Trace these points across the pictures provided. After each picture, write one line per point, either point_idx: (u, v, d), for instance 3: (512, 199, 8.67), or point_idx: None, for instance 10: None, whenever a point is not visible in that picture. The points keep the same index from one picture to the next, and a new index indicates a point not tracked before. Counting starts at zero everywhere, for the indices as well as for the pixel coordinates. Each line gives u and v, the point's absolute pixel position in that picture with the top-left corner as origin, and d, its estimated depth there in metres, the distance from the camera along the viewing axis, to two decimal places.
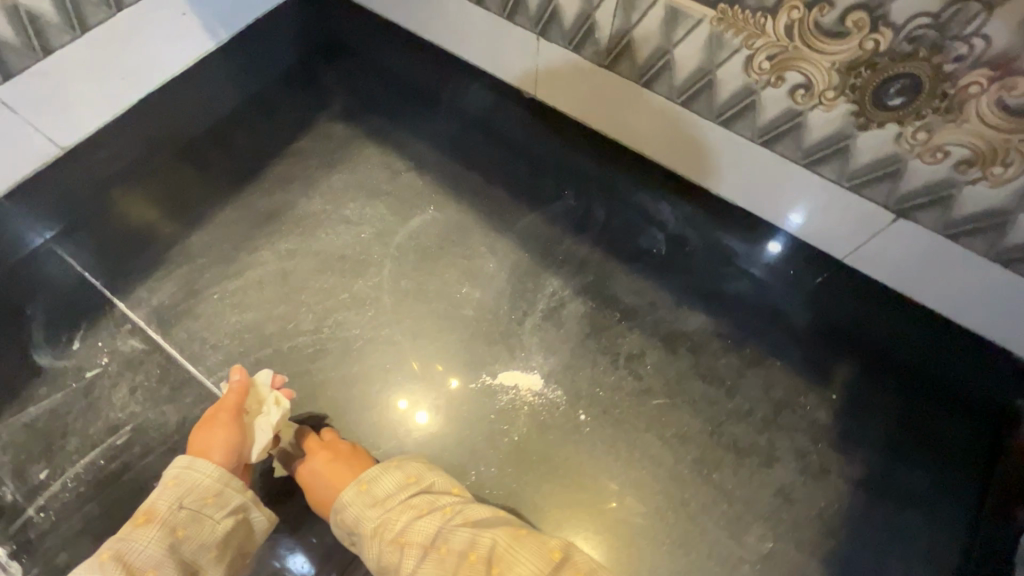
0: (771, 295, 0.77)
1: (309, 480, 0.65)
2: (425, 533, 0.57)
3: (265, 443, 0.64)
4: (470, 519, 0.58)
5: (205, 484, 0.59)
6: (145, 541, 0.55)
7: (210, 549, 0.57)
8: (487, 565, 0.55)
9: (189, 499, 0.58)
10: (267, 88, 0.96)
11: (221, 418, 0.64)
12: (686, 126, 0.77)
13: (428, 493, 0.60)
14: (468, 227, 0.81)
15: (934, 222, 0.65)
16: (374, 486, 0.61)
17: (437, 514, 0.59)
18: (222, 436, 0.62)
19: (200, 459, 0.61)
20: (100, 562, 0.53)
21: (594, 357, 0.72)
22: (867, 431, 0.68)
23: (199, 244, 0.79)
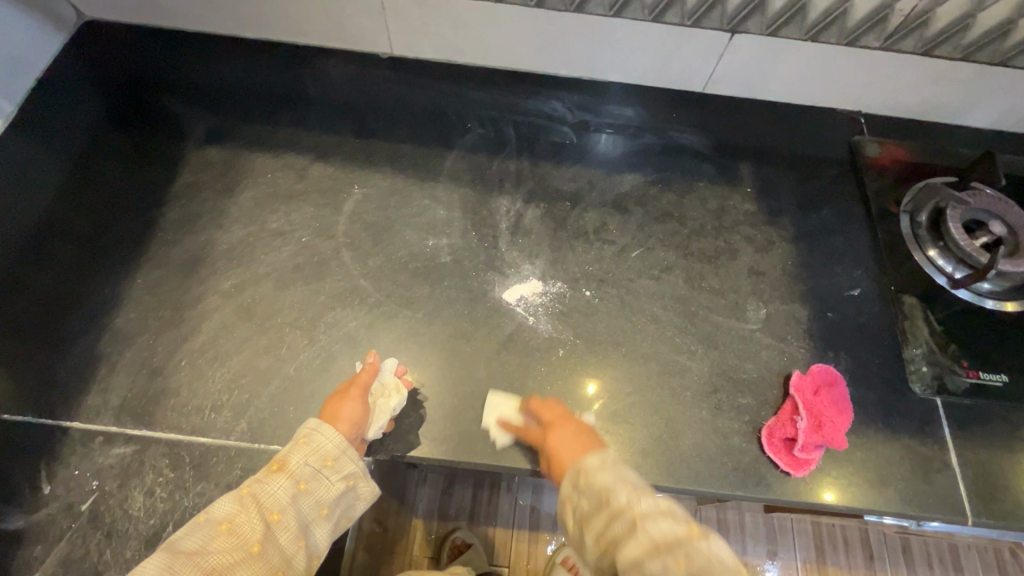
0: (671, 137, 0.90)
1: (557, 446, 0.61)
2: (624, 538, 0.49)
3: (383, 425, 0.64)
4: (669, 558, 0.46)
5: (327, 449, 0.59)
6: (276, 486, 0.57)
7: (323, 506, 0.58)
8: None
9: (313, 459, 0.59)
10: (103, 147, 0.84)
11: (352, 394, 0.64)
12: (547, 24, 0.85)
13: (648, 507, 0.50)
14: (401, 189, 0.82)
15: (759, 27, 0.81)
16: (591, 472, 0.56)
17: (644, 537, 0.48)
18: (353, 410, 0.63)
19: (328, 425, 0.61)
20: (240, 495, 0.56)
21: (571, 243, 0.79)
22: (781, 202, 0.86)
23: (128, 323, 0.70)
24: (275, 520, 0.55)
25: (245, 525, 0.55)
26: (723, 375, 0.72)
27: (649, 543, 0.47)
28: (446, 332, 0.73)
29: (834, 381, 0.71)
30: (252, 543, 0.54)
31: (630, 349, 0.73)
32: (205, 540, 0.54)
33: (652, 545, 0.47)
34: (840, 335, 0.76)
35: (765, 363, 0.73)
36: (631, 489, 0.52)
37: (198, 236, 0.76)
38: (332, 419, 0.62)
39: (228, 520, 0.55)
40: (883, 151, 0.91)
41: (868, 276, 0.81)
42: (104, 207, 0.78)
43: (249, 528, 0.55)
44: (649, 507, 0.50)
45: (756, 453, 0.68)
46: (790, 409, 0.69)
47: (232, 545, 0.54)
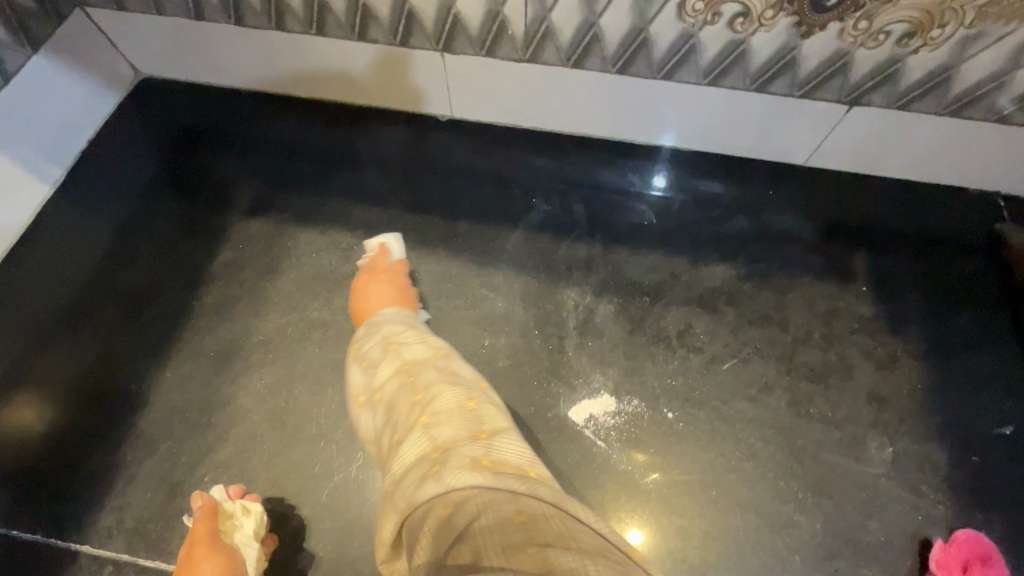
0: (768, 219, 0.78)
1: (367, 293, 0.68)
2: (379, 376, 0.57)
3: (256, 555, 0.55)
4: (416, 400, 0.52)
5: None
6: None
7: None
8: (386, 416, 0.53)
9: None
10: (147, 213, 0.79)
11: (201, 551, 0.53)
12: (629, 91, 0.75)
13: (408, 352, 0.58)
14: (456, 274, 0.73)
15: (886, 99, 0.69)
16: (386, 324, 0.62)
17: (396, 364, 0.56)
18: (212, 569, 0.52)
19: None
20: None
21: (649, 349, 0.68)
22: (905, 304, 0.71)
23: (153, 426, 0.63)
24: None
25: None
26: (840, 535, 0.58)
27: (396, 372, 0.55)
28: None
29: (990, 560, 0.56)
30: None
31: (721, 490, 0.61)
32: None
33: (400, 372, 0.55)
34: (990, 488, 0.61)
35: (892, 522, 0.59)
36: (404, 342, 0.59)
37: (234, 323, 0.69)
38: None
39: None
40: None
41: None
42: (139, 283, 0.73)
43: None
44: (425, 358, 0.57)
45: None
46: None
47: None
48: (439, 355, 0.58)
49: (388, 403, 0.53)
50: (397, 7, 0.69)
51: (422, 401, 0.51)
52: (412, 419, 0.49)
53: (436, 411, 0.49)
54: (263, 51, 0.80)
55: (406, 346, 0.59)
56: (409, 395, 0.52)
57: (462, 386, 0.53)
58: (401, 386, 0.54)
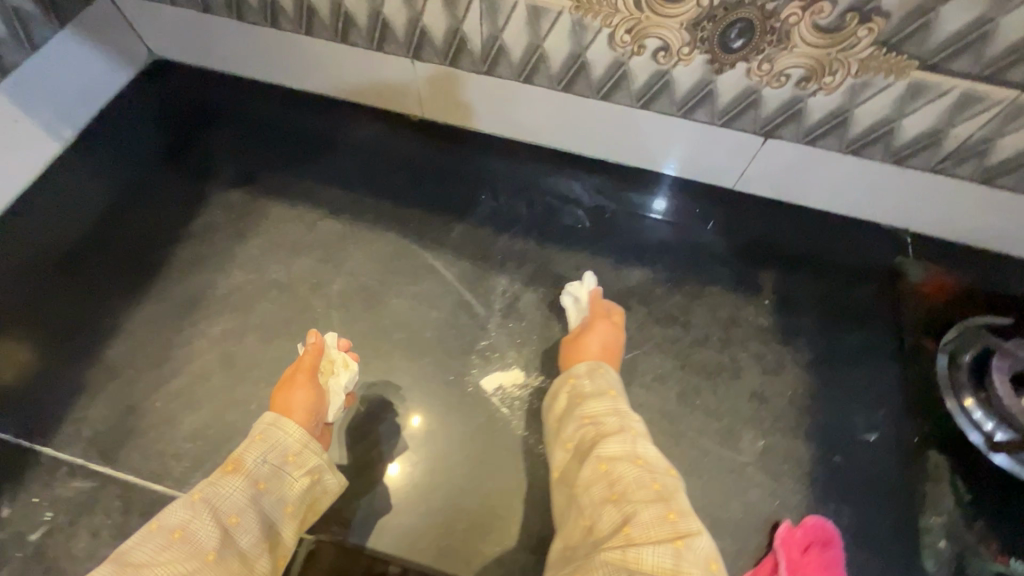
0: (690, 234, 0.86)
1: (594, 334, 0.71)
2: (613, 450, 0.58)
3: (340, 403, 0.68)
4: (653, 489, 0.55)
5: (287, 443, 0.61)
6: (232, 489, 0.57)
7: (286, 505, 0.59)
8: (611, 497, 0.55)
9: (272, 455, 0.60)
10: (142, 177, 0.89)
11: (300, 383, 0.66)
12: (575, 108, 0.84)
13: (645, 449, 0.59)
14: (403, 255, 0.82)
15: (794, 134, 0.77)
16: (592, 402, 0.64)
17: (627, 445, 0.59)
18: (302, 399, 0.65)
19: (285, 418, 0.63)
20: (192, 502, 0.55)
21: (562, 335, 0.76)
22: (800, 319, 0.79)
23: (119, 356, 0.72)
24: (234, 522, 0.55)
25: (199, 532, 0.53)
26: (701, 510, 0.66)
27: (634, 459, 0.57)
28: (417, 413, 0.71)
29: (828, 541, 0.64)
30: (208, 551, 0.52)
31: None
32: (157, 551, 0.51)
33: (636, 463, 0.57)
34: (845, 486, 0.68)
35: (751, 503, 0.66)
36: (642, 436, 0.60)
37: (203, 277, 0.79)
38: (286, 412, 0.64)
39: (181, 528, 0.53)
40: (927, 276, 0.82)
41: (890, 421, 0.72)
42: (128, 235, 0.83)
43: (204, 536, 0.53)
44: (643, 450, 0.59)
45: None
46: (771, 564, 0.63)
47: (188, 552, 0.51)
48: (671, 472, 0.58)
49: (624, 473, 0.56)
50: (374, 16, 0.79)
51: (675, 523, 0.52)
52: (663, 528, 0.51)
53: (663, 527, 0.51)
54: (261, 44, 0.91)
55: (641, 435, 0.60)
56: (654, 497, 0.54)
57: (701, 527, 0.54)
58: (619, 489, 0.55)
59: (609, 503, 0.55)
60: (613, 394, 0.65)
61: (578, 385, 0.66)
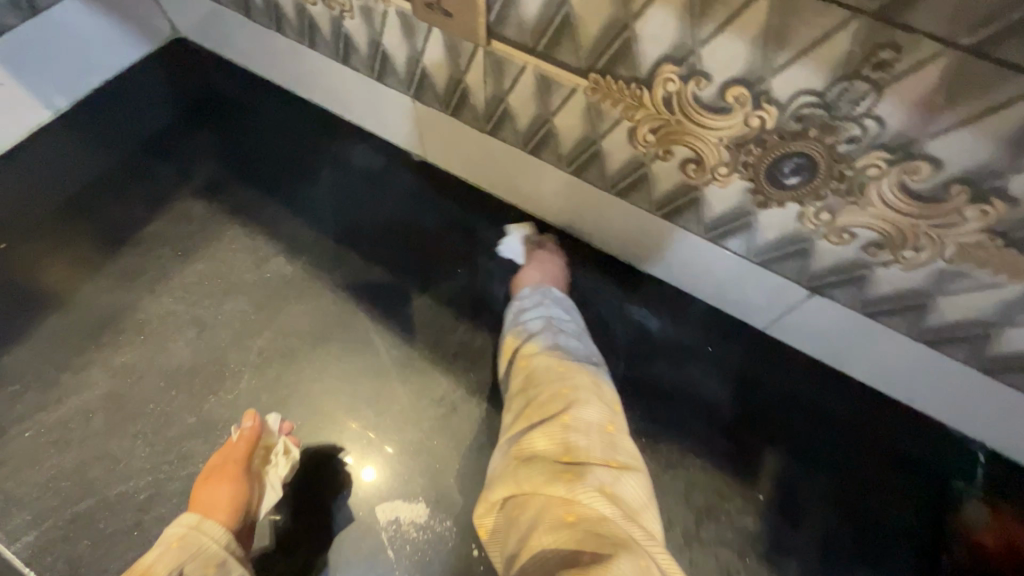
0: (690, 378, 0.69)
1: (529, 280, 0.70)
2: (538, 358, 0.57)
3: (274, 498, 0.59)
4: (559, 381, 0.52)
5: (209, 550, 0.51)
6: None
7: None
8: (531, 417, 0.51)
9: (192, 565, 0.50)
10: (117, 165, 0.84)
11: (231, 470, 0.58)
12: (586, 195, 0.69)
13: (579, 378, 0.53)
14: (346, 320, 0.71)
15: (850, 300, 0.58)
16: (530, 329, 0.61)
17: (551, 347, 0.58)
18: (228, 491, 0.56)
19: (208, 519, 0.54)
20: None
21: (490, 471, 0.63)
22: (798, 532, 0.62)
23: (14, 366, 0.66)
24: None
25: None
26: None
27: (552, 368, 0.54)
28: (295, 522, 0.60)
29: None
30: None
31: None
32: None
33: (551, 371, 0.54)
34: None
35: None
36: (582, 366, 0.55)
37: (130, 294, 0.72)
38: (209, 510, 0.55)
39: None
40: (993, 521, 0.62)
41: None
42: (78, 227, 0.77)
43: None
44: (568, 353, 0.57)
45: None
46: None
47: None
48: (592, 367, 0.56)
49: (537, 371, 0.55)
50: (373, 45, 0.68)
51: (571, 421, 0.47)
52: (553, 408, 0.49)
53: (556, 416, 0.49)
54: (269, 46, 0.82)
55: (569, 342, 0.59)
56: (553, 395, 0.51)
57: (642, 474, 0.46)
58: (547, 378, 0.54)
59: (522, 395, 0.54)
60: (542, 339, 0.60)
61: (521, 315, 0.64)
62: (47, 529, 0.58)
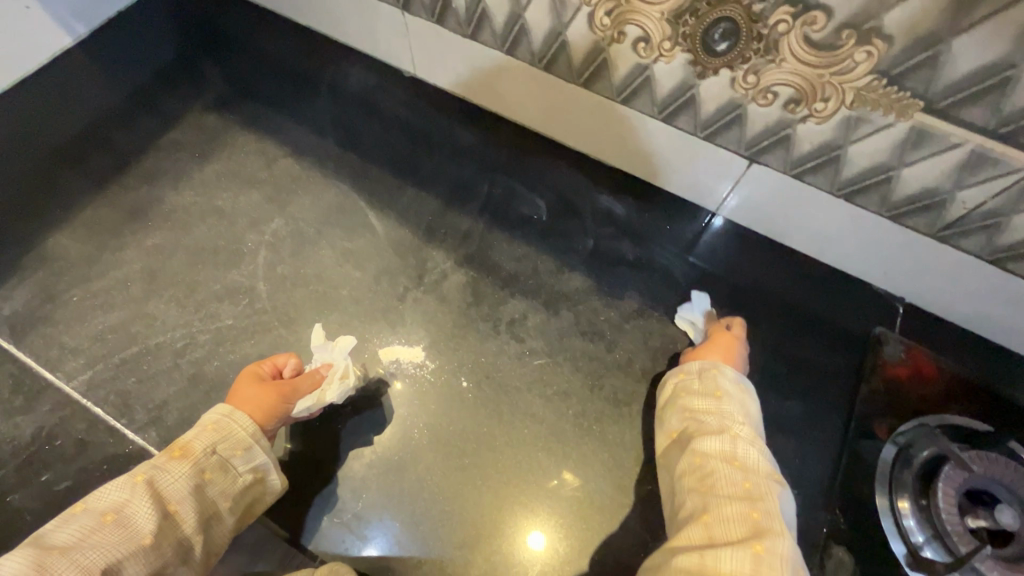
0: (650, 250, 0.79)
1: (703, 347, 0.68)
2: (708, 448, 0.59)
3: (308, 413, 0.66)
4: (740, 478, 0.56)
5: (238, 436, 0.59)
6: (176, 476, 0.55)
7: (227, 499, 0.57)
8: (697, 514, 0.54)
9: (223, 447, 0.58)
10: (133, 84, 0.91)
11: (270, 382, 0.65)
12: (556, 91, 0.78)
13: (746, 453, 0.58)
14: (348, 209, 0.80)
15: (781, 163, 0.68)
16: (688, 395, 0.63)
17: (726, 453, 0.58)
18: (261, 396, 0.63)
19: (240, 411, 0.61)
20: (133, 483, 0.53)
21: (476, 325, 0.72)
22: (741, 370, 0.71)
23: (58, 247, 0.75)
24: (175, 511, 0.53)
25: (136, 514, 0.51)
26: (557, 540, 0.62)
27: (727, 460, 0.57)
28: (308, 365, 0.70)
29: None
30: (144, 535, 0.50)
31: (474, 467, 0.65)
32: (83, 532, 0.50)
33: (729, 464, 0.57)
34: None
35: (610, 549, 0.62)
36: (733, 414, 0.61)
37: (155, 190, 0.81)
38: (244, 405, 0.63)
39: (116, 510, 0.51)
40: (906, 355, 0.71)
41: (801, 501, 0.65)
42: (101, 137, 0.86)
43: (140, 519, 0.51)
44: (731, 446, 0.58)
45: None
46: None
47: (123, 536, 0.50)
48: (772, 480, 0.57)
49: (699, 509, 0.55)
50: None
51: (759, 525, 0.51)
52: (744, 529, 0.51)
53: (736, 531, 0.51)
54: None
55: (743, 437, 0.59)
56: (744, 511, 0.53)
57: (791, 533, 0.53)
58: (727, 483, 0.56)
59: (697, 519, 0.54)
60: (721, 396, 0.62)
61: (687, 381, 0.65)
62: (98, 372, 0.68)
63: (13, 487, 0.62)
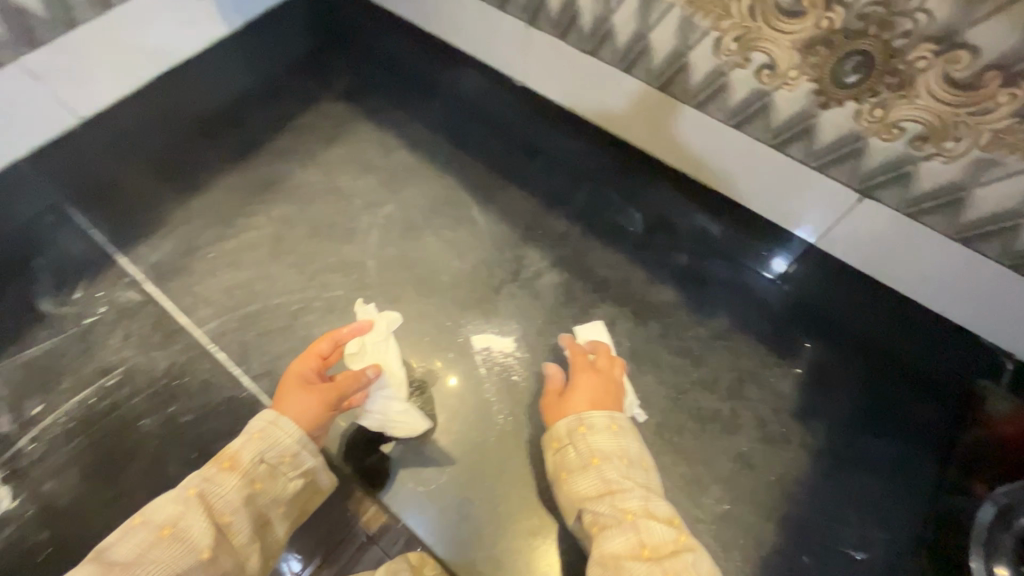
0: (744, 271, 0.80)
1: (577, 386, 0.66)
2: (614, 547, 0.55)
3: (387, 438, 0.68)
4: (653, 565, 0.53)
5: (284, 443, 0.60)
6: (225, 488, 0.57)
7: (279, 505, 0.60)
8: None
9: (269, 455, 0.59)
10: (272, 72, 1.01)
11: (319, 386, 0.64)
12: (668, 110, 0.80)
13: (652, 529, 0.56)
14: (454, 201, 0.86)
15: (896, 200, 0.67)
16: (593, 434, 0.62)
17: (633, 535, 0.55)
18: (312, 402, 0.63)
19: (285, 418, 0.61)
20: (186, 496, 0.56)
21: (565, 323, 0.75)
22: (830, 405, 0.70)
23: (200, 207, 0.85)
24: (227, 522, 0.56)
25: (191, 527, 0.54)
26: None
27: (638, 550, 0.54)
28: (406, 341, 0.74)
29: None
30: (203, 548, 0.53)
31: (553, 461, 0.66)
32: (142, 547, 0.53)
33: (644, 557, 0.54)
34: None
35: None
36: (636, 480, 0.60)
37: (285, 166, 0.89)
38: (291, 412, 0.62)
39: (171, 524, 0.54)
40: (1015, 416, 0.68)
41: (886, 543, 0.62)
42: (242, 116, 0.95)
43: (197, 531, 0.54)
44: (633, 526, 0.56)
45: None
46: None
47: (180, 550, 0.53)
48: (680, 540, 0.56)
49: None
50: None
51: None
52: None
53: None
54: None
55: (627, 494, 0.58)
56: None
57: None
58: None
59: None
60: (599, 463, 0.60)
61: (591, 437, 0.62)
62: (224, 321, 0.75)
63: (144, 412, 0.68)
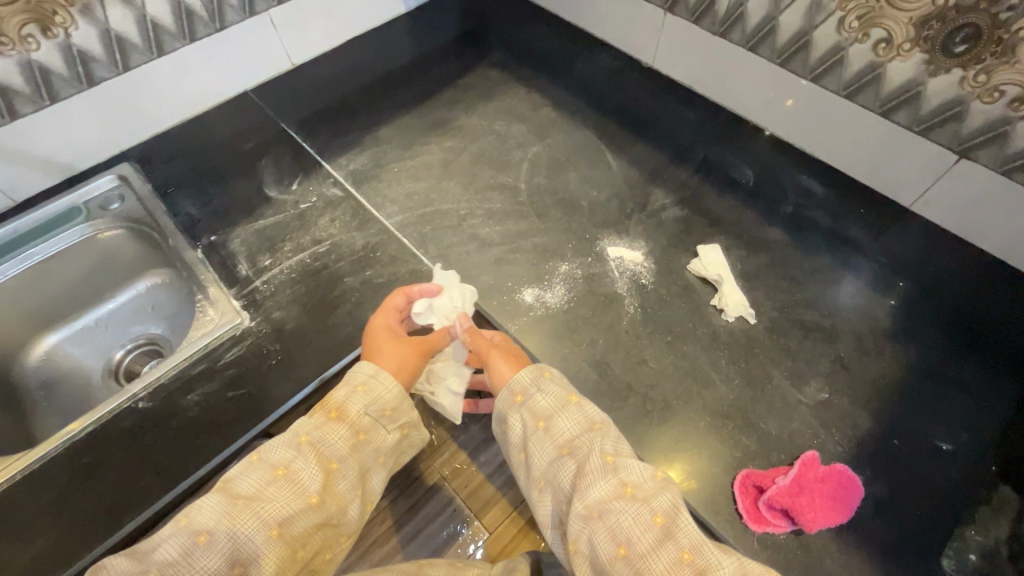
0: (844, 222, 0.92)
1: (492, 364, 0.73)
2: (598, 496, 0.60)
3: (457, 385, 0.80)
4: (640, 507, 0.59)
5: (387, 397, 0.69)
6: (337, 439, 0.65)
7: (379, 455, 0.69)
8: (619, 552, 0.57)
9: (371, 408, 0.68)
10: (440, 43, 1.23)
11: (407, 341, 0.75)
12: (784, 85, 0.95)
13: (629, 473, 0.61)
14: (591, 148, 1.03)
15: (992, 160, 0.79)
16: (531, 396, 0.69)
17: (616, 482, 0.61)
18: (406, 357, 0.73)
19: (384, 371, 0.71)
20: (299, 444, 0.63)
21: (686, 245, 0.89)
22: (920, 333, 0.80)
23: (386, 136, 1.05)
24: (334, 468, 0.64)
25: (302, 471, 0.61)
26: (741, 410, 0.74)
27: (621, 493, 0.60)
28: (552, 245, 0.89)
29: (849, 485, 0.67)
30: (312, 494, 0.61)
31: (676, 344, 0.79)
32: (262, 483, 0.60)
33: (627, 499, 0.59)
34: (892, 467, 0.69)
35: (789, 430, 0.72)
36: (590, 426, 0.66)
37: (452, 112, 1.09)
38: (388, 363, 0.72)
39: (285, 466, 0.61)
40: None
41: (971, 441, 0.71)
42: (416, 74, 1.17)
43: (307, 476, 0.61)
44: (617, 474, 0.61)
45: (725, 482, 0.69)
46: (784, 470, 0.68)
47: (293, 491, 0.60)
48: (659, 488, 0.60)
49: (619, 552, 0.57)
50: None
51: (694, 566, 0.55)
52: (667, 549, 0.56)
53: (669, 561, 0.56)
54: None
55: (601, 434, 0.65)
56: (668, 543, 0.56)
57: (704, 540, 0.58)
58: (643, 521, 0.58)
59: (618, 559, 0.57)
60: (546, 427, 0.67)
61: (530, 404, 0.68)
62: (406, 218, 0.93)
63: (347, 272, 0.86)
